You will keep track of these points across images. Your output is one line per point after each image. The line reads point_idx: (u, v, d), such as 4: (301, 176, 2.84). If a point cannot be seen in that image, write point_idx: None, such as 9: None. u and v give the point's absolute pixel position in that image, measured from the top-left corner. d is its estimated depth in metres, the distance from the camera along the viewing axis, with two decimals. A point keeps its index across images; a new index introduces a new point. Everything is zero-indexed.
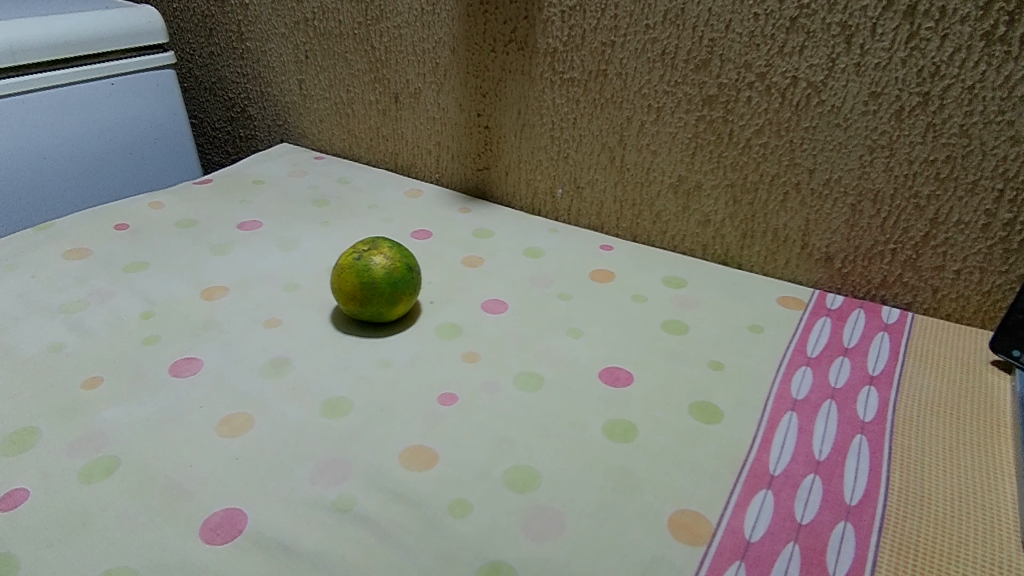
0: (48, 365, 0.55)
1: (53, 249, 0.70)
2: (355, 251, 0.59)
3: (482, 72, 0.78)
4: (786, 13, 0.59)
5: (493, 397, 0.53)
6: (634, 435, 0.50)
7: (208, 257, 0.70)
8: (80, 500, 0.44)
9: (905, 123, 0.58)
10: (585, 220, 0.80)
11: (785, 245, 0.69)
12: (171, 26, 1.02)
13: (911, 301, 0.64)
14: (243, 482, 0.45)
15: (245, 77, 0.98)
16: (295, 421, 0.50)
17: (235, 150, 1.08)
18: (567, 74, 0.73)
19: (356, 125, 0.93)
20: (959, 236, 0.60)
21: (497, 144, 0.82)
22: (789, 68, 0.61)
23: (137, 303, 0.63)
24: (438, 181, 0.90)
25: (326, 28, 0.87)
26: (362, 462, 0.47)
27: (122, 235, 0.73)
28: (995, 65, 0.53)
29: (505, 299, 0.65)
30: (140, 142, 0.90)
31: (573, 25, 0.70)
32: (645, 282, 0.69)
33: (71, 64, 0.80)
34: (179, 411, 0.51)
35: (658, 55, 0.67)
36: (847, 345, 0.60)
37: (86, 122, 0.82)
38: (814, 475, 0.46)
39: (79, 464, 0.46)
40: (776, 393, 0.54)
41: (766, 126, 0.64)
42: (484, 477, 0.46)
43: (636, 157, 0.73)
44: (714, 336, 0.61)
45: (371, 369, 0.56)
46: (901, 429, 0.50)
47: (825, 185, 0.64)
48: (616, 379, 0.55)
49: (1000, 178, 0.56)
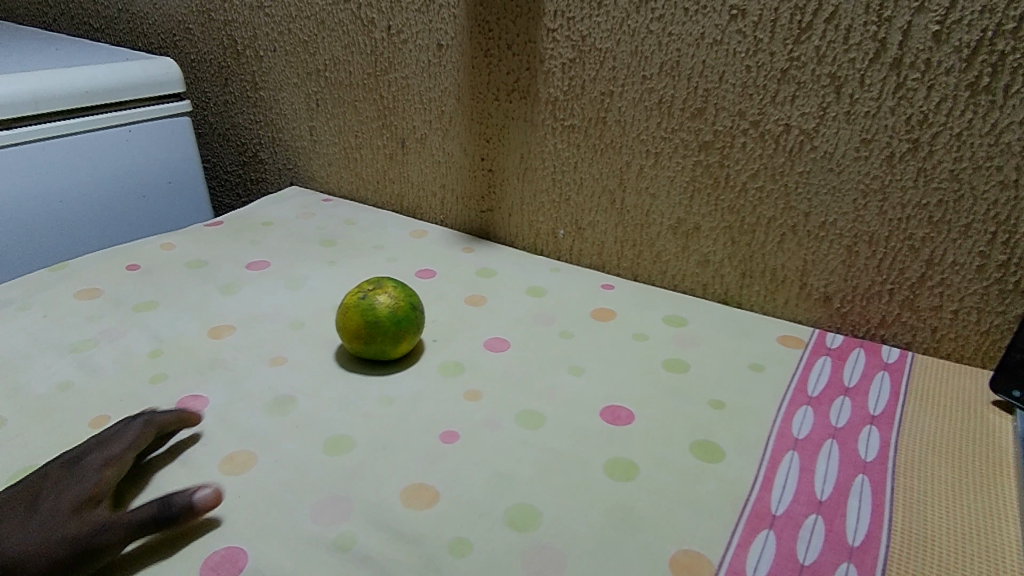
0: (58, 403, 0.56)
1: (65, 289, 0.71)
2: (360, 291, 0.61)
3: (487, 119, 0.81)
4: (777, 65, 0.62)
5: (495, 434, 0.53)
6: (635, 473, 0.50)
7: (216, 296, 0.72)
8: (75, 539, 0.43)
9: (896, 168, 0.60)
10: (587, 259, 0.82)
11: (783, 285, 0.70)
12: (188, 77, 1.06)
13: (911, 340, 0.65)
14: (245, 519, 0.46)
15: (258, 124, 1.02)
16: (298, 459, 0.51)
17: (246, 192, 1.11)
18: (567, 121, 0.75)
19: (364, 168, 0.95)
20: (955, 277, 0.61)
21: (500, 187, 0.84)
22: (782, 116, 0.63)
23: (145, 342, 0.64)
24: (442, 222, 0.92)
25: (337, 78, 0.90)
26: (362, 500, 0.47)
27: (133, 276, 0.75)
28: (981, 113, 0.55)
29: (507, 337, 0.66)
30: (154, 185, 0.92)
31: (573, 75, 0.73)
32: (645, 320, 0.70)
33: (92, 112, 0.83)
34: (183, 450, 0.51)
35: (655, 104, 0.69)
36: (848, 385, 0.60)
37: (103, 165, 0.85)
38: (816, 514, 0.46)
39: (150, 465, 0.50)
40: (777, 432, 0.54)
41: (762, 171, 0.66)
42: (485, 515, 0.46)
43: (635, 200, 0.75)
44: (714, 374, 0.61)
45: (374, 407, 0.56)
46: (902, 468, 0.50)
47: (820, 228, 0.65)
48: (617, 418, 0.55)
49: (992, 222, 0.58)
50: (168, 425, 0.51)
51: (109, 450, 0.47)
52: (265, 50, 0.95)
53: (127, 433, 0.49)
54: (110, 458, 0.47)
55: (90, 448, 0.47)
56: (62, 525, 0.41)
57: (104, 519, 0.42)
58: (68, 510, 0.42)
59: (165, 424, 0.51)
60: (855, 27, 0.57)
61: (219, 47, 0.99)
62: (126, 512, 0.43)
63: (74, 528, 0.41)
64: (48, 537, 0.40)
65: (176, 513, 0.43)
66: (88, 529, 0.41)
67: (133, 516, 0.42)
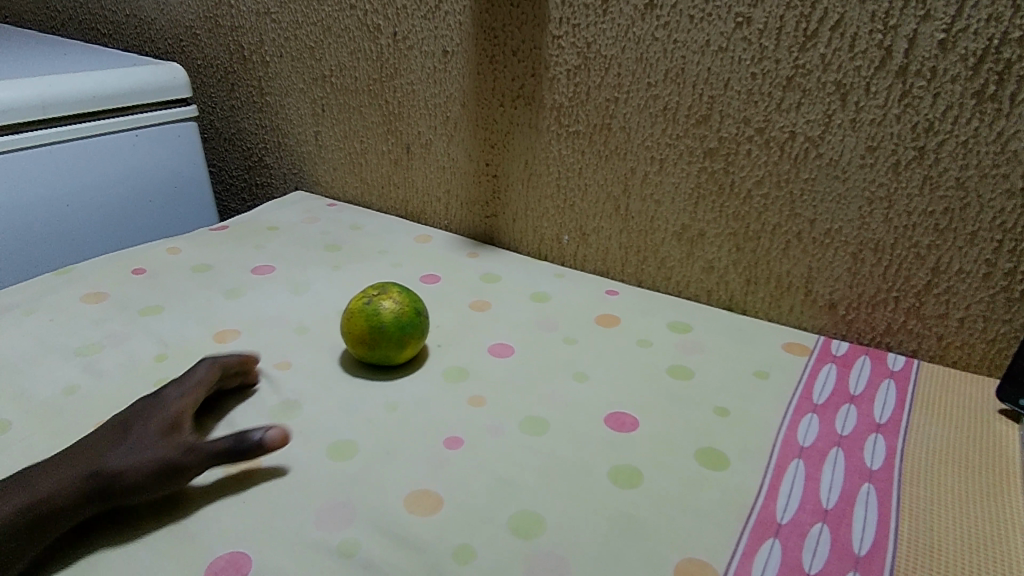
0: (63, 406, 0.56)
1: (71, 293, 0.71)
2: (364, 296, 0.61)
3: (492, 125, 0.81)
4: (782, 73, 0.62)
5: (499, 440, 0.53)
6: (639, 480, 0.50)
7: (221, 301, 0.72)
8: (72, 531, 0.45)
9: (902, 176, 0.60)
10: (591, 265, 0.82)
11: (788, 292, 0.70)
12: (195, 82, 1.06)
13: (917, 348, 0.65)
14: (248, 525, 0.46)
15: (264, 129, 1.02)
16: (301, 464, 0.51)
17: (251, 197, 1.11)
18: (572, 127, 0.76)
19: (368, 173, 0.96)
20: (961, 285, 0.60)
21: (504, 193, 0.84)
22: (787, 123, 0.63)
23: (150, 346, 0.64)
24: (447, 227, 0.92)
25: (343, 84, 0.91)
26: (365, 506, 0.47)
27: (138, 280, 0.75)
28: (987, 121, 0.55)
29: (511, 343, 0.66)
30: (160, 190, 0.93)
31: (578, 82, 0.73)
32: (650, 326, 0.70)
33: (99, 116, 0.84)
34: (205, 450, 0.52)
35: (660, 111, 0.69)
36: (854, 392, 0.59)
37: (110, 170, 0.86)
38: (821, 523, 0.46)
39: (214, 414, 0.56)
40: (782, 440, 0.54)
41: (766, 178, 0.66)
42: (488, 521, 0.46)
43: (640, 206, 0.75)
44: (719, 381, 0.61)
45: (378, 412, 0.56)
46: (908, 477, 0.50)
47: (825, 235, 0.65)
48: (621, 425, 0.55)
49: (999, 230, 0.57)
50: (232, 367, 0.57)
51: (184, 388, 0.53)
52: (271, 55, 0.95)
53: (192, 379, 0.54)
54: (185, 395, 0.52)
55: (89, 444, 0.47)
56: (151, 448, 0.46)
57: (187, 446, 0.47)
58: (156, 436, 0.47)
59: (229, 366, 0.57)
60: (860, 35, 0.57)
61: (225, 53, 1.00)
62: (206, 442, 0.48)
63: (161, 451, 0.46)
64: (139, 456, 0.45)
65: (248, 449, 0.48)
66: (173, 452, 0.46)
67: (212, 447, 0.47)
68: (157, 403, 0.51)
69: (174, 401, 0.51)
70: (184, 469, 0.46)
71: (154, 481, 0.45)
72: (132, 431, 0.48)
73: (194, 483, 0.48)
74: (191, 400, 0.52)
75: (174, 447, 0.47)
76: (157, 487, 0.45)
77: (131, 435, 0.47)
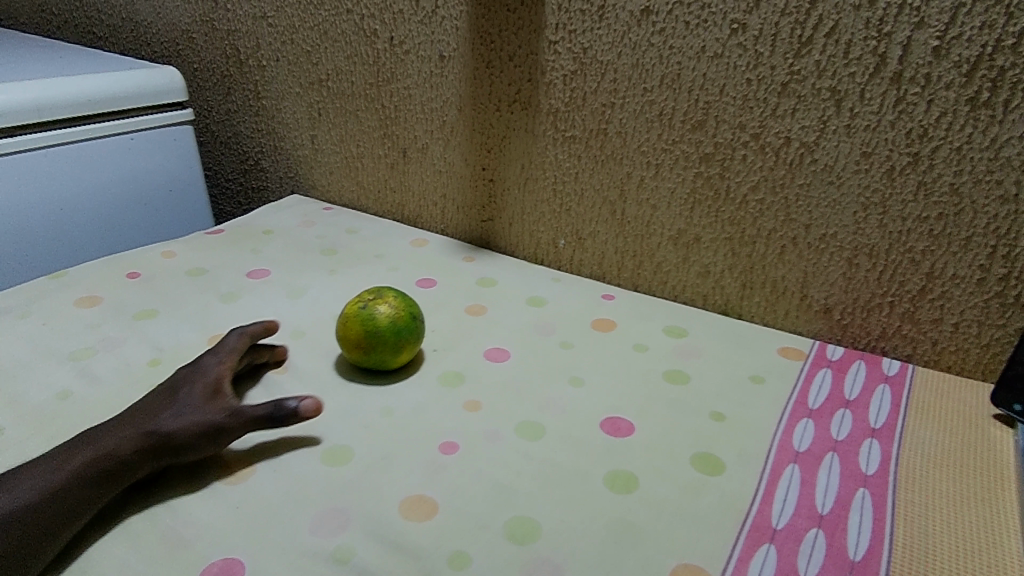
0: (56, 412, 0.56)
1: (66, 297, 0.71)
2: (360, 301, 0.61)
3: (488, 130, 0.81)
4: (777, 79, 0.62)
5: (495, 445, 0.53)
6: (636, 485, 0.50)
7: (216, 305, 0.72)
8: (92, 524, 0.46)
9: (896, 182, 0.60)
10: (588, 269, 0.82)
11: (783, 296, 0.70)
12: (191, 85, 1.06)
13: (912, 352, 0.65)
14: (243, 530, 0.45)
15: (260, 133, 1.02)
16: (297, 469, 0.50)
17: (247, 201, 1.11)
18: (569, 131, 0.76)
19: (365, 177, 0.96)
20: (955, 290, 0.61)
21: (501, 197, 0.84)
22: (782, 129, 0.63)
23: (145, 351, 0.64)
24: (443, 231, 0.92)
25: (339, 88, 0.91)
26: (361, 511, 0.47)
27: (133, 284, 0.75)
28: (980, 128, 0.55)
29: (507, 348, 0.66)
30: (155, 193, 0.93)
31: (575, 87, 0.73)
32: (646, 331, 0.70)
33: (95, 120, 0.83)
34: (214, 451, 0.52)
35: (656, 116, 0.70)
36: (849, 397, 0.60)
37: (105, 174, 0.86)
38: (817, 528, 0.46)
39: (247, 384, 0.60)
40: (778, 445, 0.54)
41: (762, 183, 0.66)
42: (484, 528, 0.46)
43: (636, 211, 0.75)
44: (715, 386, 0.61)
45: (374, 417, 0.56)
46: (903, 482, 0.50)
47: (821, 240, 0.65)
48: (618, 429, 0.55)
49: (993, 235, 0.58)
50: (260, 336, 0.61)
51: (221, 355, 0.57)
52: (268, 59, 0.95)
53: (225, 347, 0.58)
54: (223, 361, 0.56)
55: (82, 451, 0.47)
56: (197, 412, 0.50)
57: (229, 411, 0.51)
58: (201, 401, 0.51)
59: (257, 336, 0.61)
60: (855, 41, 0.58)
61: (222, 56, 1.00)
62: (247, 407, 0.52)
63: (206, 414, 0.50)
64: (186, 418, 0.49)
65: (283, 417, 0.52)
66: (221, 416, 0.50)
67: (252, 412, 0.51)
68: (199, 369, 0.55)
69: (215, 366, 0.55)
70: (226, 430, 0.50)
71: (200, 440, 0.49)
72: (179, 393, 0.52)
73: (231, 448, 0.52)
74: (227, 366, 0.56)
75: (218, 409, 0.51)
76: (203, 447, 0.49)
77: (179, 398, 0.51)
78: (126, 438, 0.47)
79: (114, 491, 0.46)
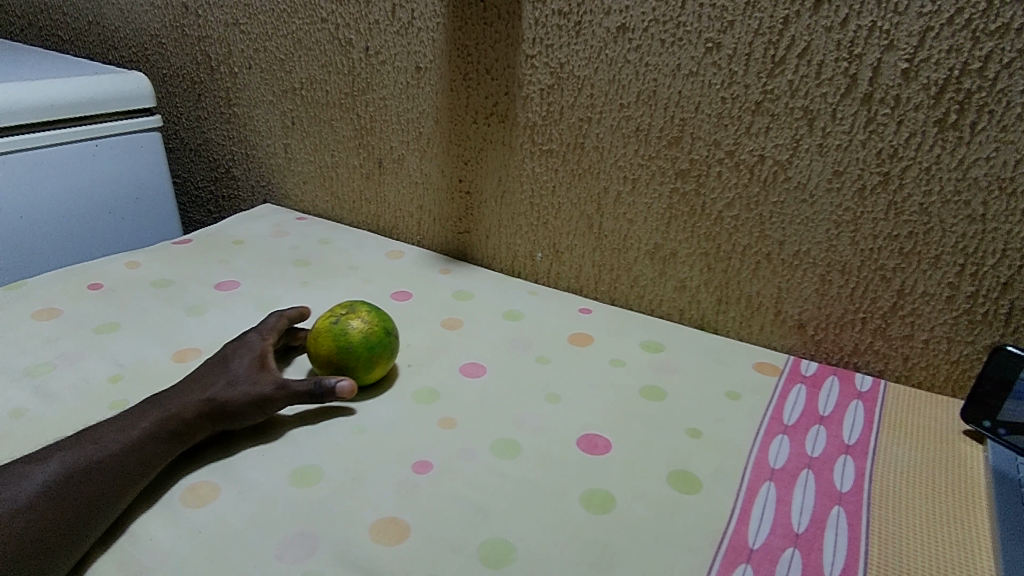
0: (8, 430, 0.53)
1: (21, 310, 0.68)
2: (333, 315, 0.60)
3: (465, 142, 0.81)
4: (751, 97, 0.63)
5: (469, 464, 0.52)
6: (612, 505, 0.49)
7: (182, 318, 0.69)
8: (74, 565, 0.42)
9: (868, 201, 0.61)
10: (564, 283, 0.82)
11: (758, 312, 0.70)
12: (160, 91, 1.04)
13: (883, 368, 0.66)
14: (205, 557, 0.43)
15: (231, 140, 1.00)
16: (263, 491, 0.49)
17: (217, 209, 1.08)
18: (546, 145, 0.75)
19: (339, 187, 0.94)
20: (926, 306, 0.62)
21: (477, 209, 0.84)
22: (756, 147, 0.64)
23: (105, 367, 0.61)
24: (419, 243, 0.91)
25: (313, 97, 0.89)
26: (330, 535, 0.45)
27: (94, 296, 0.72)
28: (948, 149, 0.56)
29: (483, 363, 0.65)
30: (120, 201, 0.90)
31: (552, 101, 0.73)
32: (623, 346, 0.69)
33: (56, 126, 0.80)
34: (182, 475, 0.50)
35: (633, 132, 0.70)
36: (823, 413, 0.60)
37: (67, 182, 0.83)
38: (793, 548, 0.46)
39: (287, 361, 0.64)
40: (754, 462, 0.54)
41: (737, 200, 0.67)
42: (457, 551, 0.44)
43: (612, 225, 0.75)
44: (692, 402, 0.61)
45: (345, 435, 0.55)
46: (877, 499, 0.50)
47: (794, 256, 0.66)
48: (594, 447, 0.54)
49: (961, 254, 0.59)
50: (296, 318, 0.65)
51: (263, 333, 0.61)
52: (240, 66, 0.93)
53: (265, 326, 0.62)
54: (265, 339, 0.60)
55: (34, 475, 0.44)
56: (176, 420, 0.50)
57: (276, 383, 0.54)
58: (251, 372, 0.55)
59: (292, 318, 0.64)
60: (827, 62, 0.58)
61: (192, 62, 0.97)
62: (292, 381, 0.55)
63: (255, 386, 0.54)
64: (239, 388, 0.53)
65: (323, 394, 0.54)
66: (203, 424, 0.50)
67: (296, 386, 0.54)
68: (245, 345, 0.59)
69: (259, 342, 0.59)
70: (273, 401, 0.53)
71: (249, 409, 0.53)
72: (229, 364, 0.57)
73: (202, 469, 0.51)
74: (270, 343, 0.60)
75: (266, 381, 0.54)
76: (251, 415, 0.53)
77: (229, 368, 0.56)
78: (83, 461, 0.45)
79: (113, 513, 0.45)
